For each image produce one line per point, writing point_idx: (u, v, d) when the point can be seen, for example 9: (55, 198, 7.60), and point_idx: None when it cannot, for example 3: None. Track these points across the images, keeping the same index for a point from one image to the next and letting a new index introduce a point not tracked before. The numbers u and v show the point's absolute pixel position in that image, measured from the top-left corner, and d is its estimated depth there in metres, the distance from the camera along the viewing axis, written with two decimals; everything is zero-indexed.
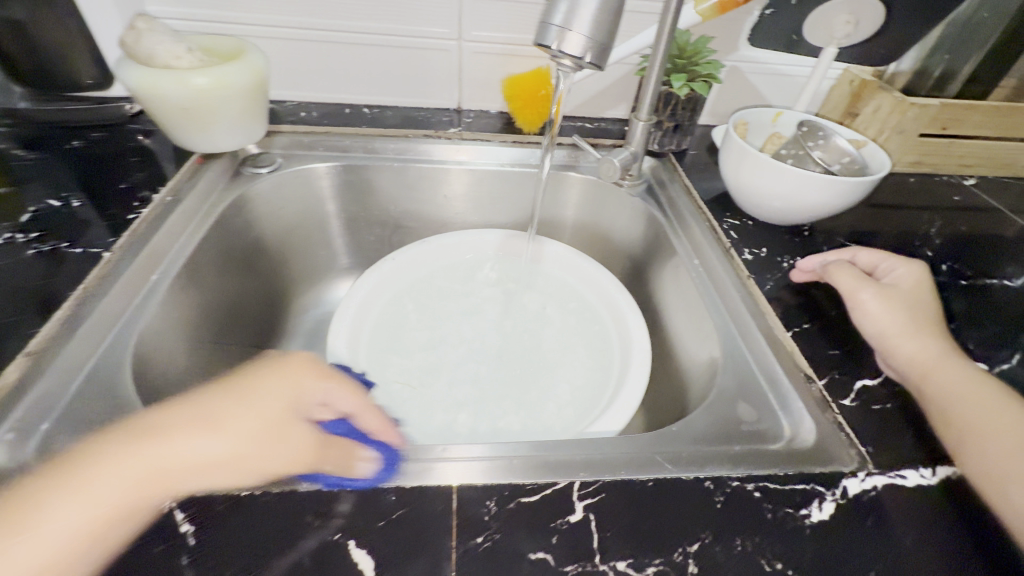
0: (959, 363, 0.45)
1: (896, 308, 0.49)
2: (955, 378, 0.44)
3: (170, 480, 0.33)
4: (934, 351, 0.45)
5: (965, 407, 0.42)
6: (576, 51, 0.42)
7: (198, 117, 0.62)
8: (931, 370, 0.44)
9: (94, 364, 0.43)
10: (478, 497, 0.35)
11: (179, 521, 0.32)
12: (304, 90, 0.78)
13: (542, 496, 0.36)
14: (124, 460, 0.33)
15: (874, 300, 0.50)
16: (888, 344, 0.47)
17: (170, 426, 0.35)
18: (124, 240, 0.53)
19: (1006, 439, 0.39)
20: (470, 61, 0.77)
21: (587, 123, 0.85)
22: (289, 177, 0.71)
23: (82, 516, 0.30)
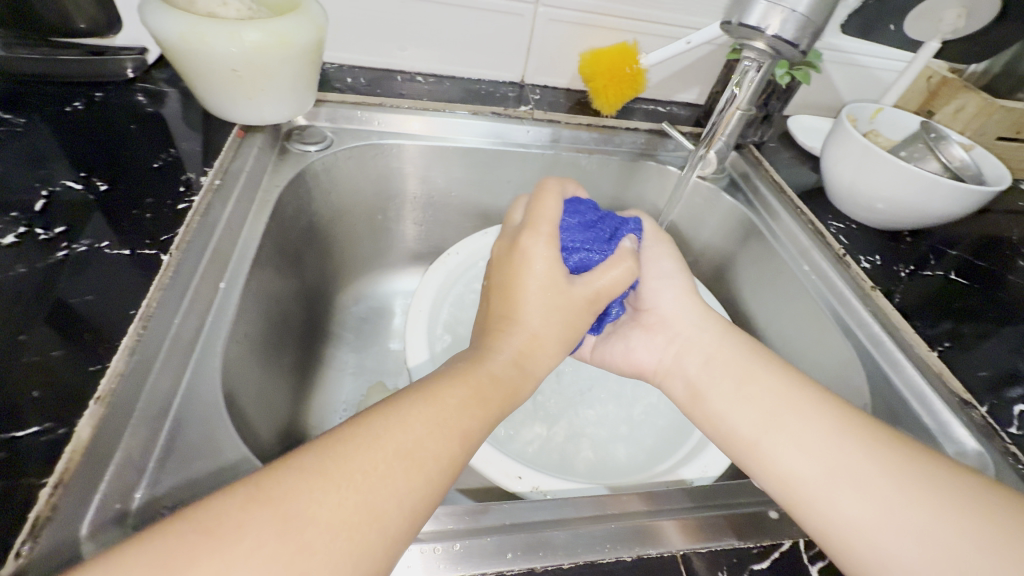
0: (871, 463, 0.33)
1: (742, 381, 0.40)
2: (852, 477, 0.33)
3: (380, 517, 0.26)
4: (768, 411, 0.38)
5: (817, 485, 0.34)
6: (789, 35, 0.36)
7: (248, 81, 0.50)
8: (846, 469, 0.33)
9: (182, 407, 0.34)
10: (711, 567, 0.33)
11: None
12: (353, 52, 0.67)
13: (779, 559, 0.34)
14: (379, 455, 0.27)
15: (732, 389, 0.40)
16: (728, 436, 0.39)
17: (381, 448, 0.28)
18: (181, 238, 0.42)
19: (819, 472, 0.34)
20: (546, 29, 0.68)
21: (658, 107, 0.76)
22: (345, 156, 0.61)
23: (412, 479, 0.28)
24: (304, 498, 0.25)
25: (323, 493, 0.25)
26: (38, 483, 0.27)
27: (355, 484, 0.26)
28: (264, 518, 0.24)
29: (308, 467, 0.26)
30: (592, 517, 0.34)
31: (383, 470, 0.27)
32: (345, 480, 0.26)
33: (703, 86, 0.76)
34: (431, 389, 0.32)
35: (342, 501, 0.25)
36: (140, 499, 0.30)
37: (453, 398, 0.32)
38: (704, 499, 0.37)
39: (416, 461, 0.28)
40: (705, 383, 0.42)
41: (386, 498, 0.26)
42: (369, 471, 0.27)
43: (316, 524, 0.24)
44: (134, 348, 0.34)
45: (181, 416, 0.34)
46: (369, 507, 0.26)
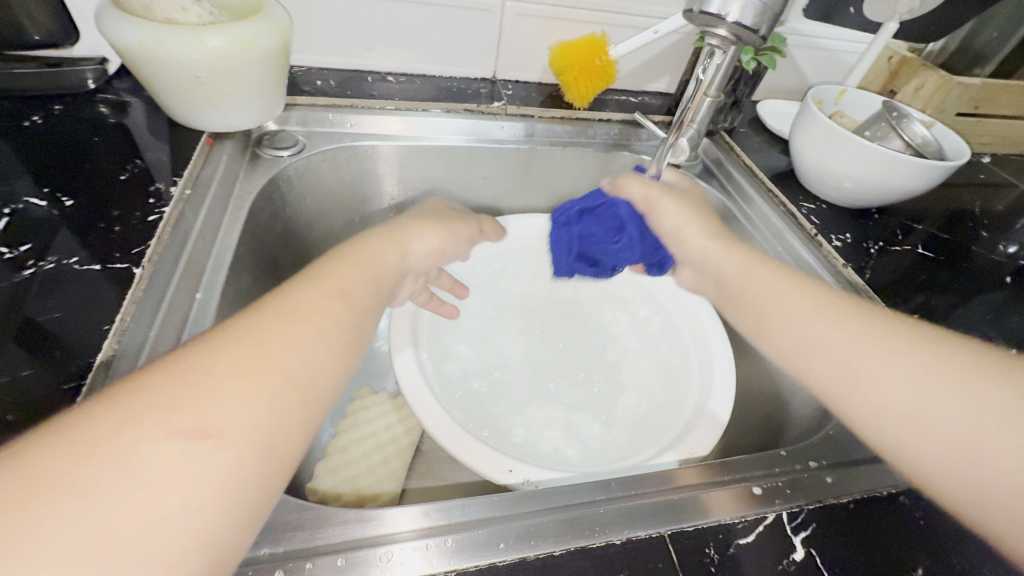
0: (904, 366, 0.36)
1: (803, 294, 0.42)
2: (885, 374, 0.36)
3: (290, 383, 0.29)
4: (815, 335, 0.40)
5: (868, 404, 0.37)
6: (749, 22, 0.37)
7: (215, 87, 0.49)
8: (884, 370, 0.36)
9: None
10: (697, 543, 0.34)
11: None
12: (321, 54, 0.66)
13: (756, 534, 0.35)
14: (268, 341, 0.30)
15: (775, 309, 0.43)
16: (796, 360, 0.41)
17: (263, 332, 0.30)
18: (153, 250, 0.41)
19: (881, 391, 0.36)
20: (514, 23, 0.68)
21: (630, 97, 0.77)
22: (319, 160, 0.61)
23: (318, 352, 0.32)
24: (208, 375, 0.27)
25: (221, 367, 0.27)
26: None
27: (252, 355, 0.29)
28: (167, 399, 0.25)
29: (209, 354, 0.28)
30: (579, 504, 0.35)
31: (277, 341, 0.30)
32: (243, 351, 0.29)
33: (673, 75, 0.77)
34: (320, 286, 0.36)
35: (254, 387, 0.28)
36: None
37: (324, 302, 0.34)
38: (685, 479, 0.38)
39: (312, 340, 0.32)
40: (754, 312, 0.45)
41: (295, 365, 0.30)
42: (267, 347, 0.30)
43: (231, 410, 0.26)
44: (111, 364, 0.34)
45: None
46: (273, 381, 0.29)
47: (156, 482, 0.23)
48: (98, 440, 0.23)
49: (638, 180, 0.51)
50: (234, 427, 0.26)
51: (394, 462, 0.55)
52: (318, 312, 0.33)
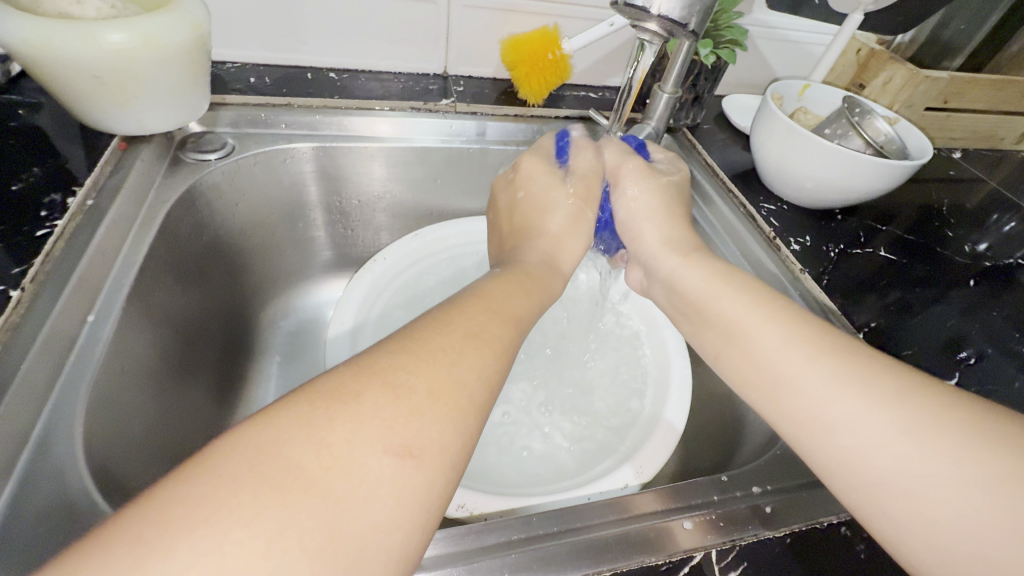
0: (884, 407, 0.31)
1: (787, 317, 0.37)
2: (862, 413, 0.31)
3: (457, 409, 0.25)
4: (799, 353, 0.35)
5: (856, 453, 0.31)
6: (678, 16, 0.34)
7: (119, 87, 0.46)
8: (853, 406, 0.32)
9: (28, 464, 0.30)
10: None
11: None
12: (256, 49, 0.62)
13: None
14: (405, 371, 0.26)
15: (749, 321, 0.39)
16: (762, 380, 0.37)
17: (372, 369, 0.25)
18: (37, 269, 0.38)
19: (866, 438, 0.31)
20: (462, 16, 0.64)
21: (589, 93, 0.73)
22: (249, 163, 0.57)
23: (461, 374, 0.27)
24: (311, 445, 0.21)
25: (374, 396, 0.24)
26: None
27: (448, 378, 0.26)
28: (281, 477, 0.20)
29: (373, 378, 0.25)
30: (495, 546, 0.32)
31: (463, 359, 0.27)
32: (435, 373, 0.26)
33: None
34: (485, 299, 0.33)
35: (370, 435, 0.23)
36: None
37: (493, 314, 0.32)
38: (618, 510, 0.35)
39: (432, 367, 0.26)
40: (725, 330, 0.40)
41: (463, 389, 0.26)
42: (363, 400, 0.23)
43: (361, 472, 0.22)
44: None
45: (27, 478, 0.30)
46: (434, 413, 0.25)
47: (351, 524, 0.20)
48: (147, 534, 0.18)
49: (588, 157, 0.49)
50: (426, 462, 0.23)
51: None
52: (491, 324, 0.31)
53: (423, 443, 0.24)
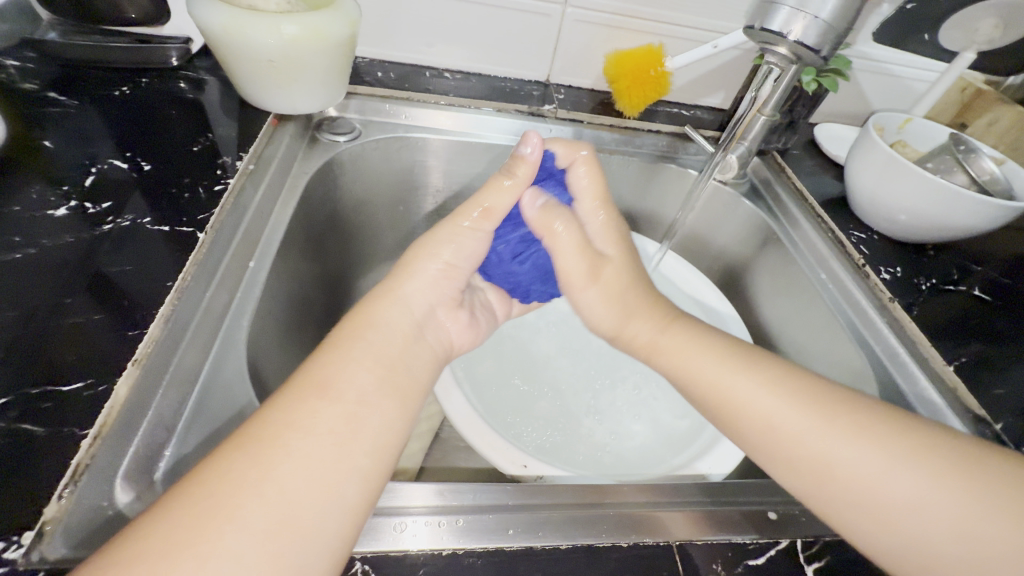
0: (918, 471, 0.34)
1: (759, 372, 0.41)
2: (909, 484, 0.34)
3: (280, 516, 0.27)
4: (782, 400, 0.39)
5: (857, 488, 0.35)
6: (812, 42, 0.36)
7: (284, 72, 0.53)
8: (885, 469, 0.34)
9: (209, 374, 0.36)
10: (703, 559, 0.34)
11: None
12: (385, 47, 0.69)
13: (766, 558, 0.34)
14: (218, 486, 0.27)
15: (742, 380, 0.41)
16: (754, 426, 0.39)
17: (186, 502, 0.26)
18: (216, 219, 0.45)
19: (863, 478, 0.35)
20: (572, 29, 0.68)
21: (681, 110, 0.76)
22: (371, 147, 0.63)
23: (298, 469, 0.28)
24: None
25: (181, 524, 0.26)
26: (79, 433, 0.30)
27: (273, 479, 0.28)
28: None
29: (197, 487, 0.27)
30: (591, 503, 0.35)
31: (286, 448, 0.29)
32: (259, 473, 0.28)
33: (728, 90, 0.75)
34: (338, 371, 0.34)
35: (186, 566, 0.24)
36: (169, 455, 0.32)
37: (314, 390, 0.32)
38: (700, 494, 0.38)
39: (279, 471, 0.28)
40: (730, 403, 0.40)
41: (293, 488, 0.28)
42: (181, 537, 0.25)
43: None
44: (170, 317, 0.37)
45: (210, 386, 0.36)
46: (247, 524, 0.26)
47: None
48: None
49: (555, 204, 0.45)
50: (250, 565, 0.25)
51: (412, 444, 0.57)
52: (337, 403, 0.32)
53: (235, 545, 0.25)
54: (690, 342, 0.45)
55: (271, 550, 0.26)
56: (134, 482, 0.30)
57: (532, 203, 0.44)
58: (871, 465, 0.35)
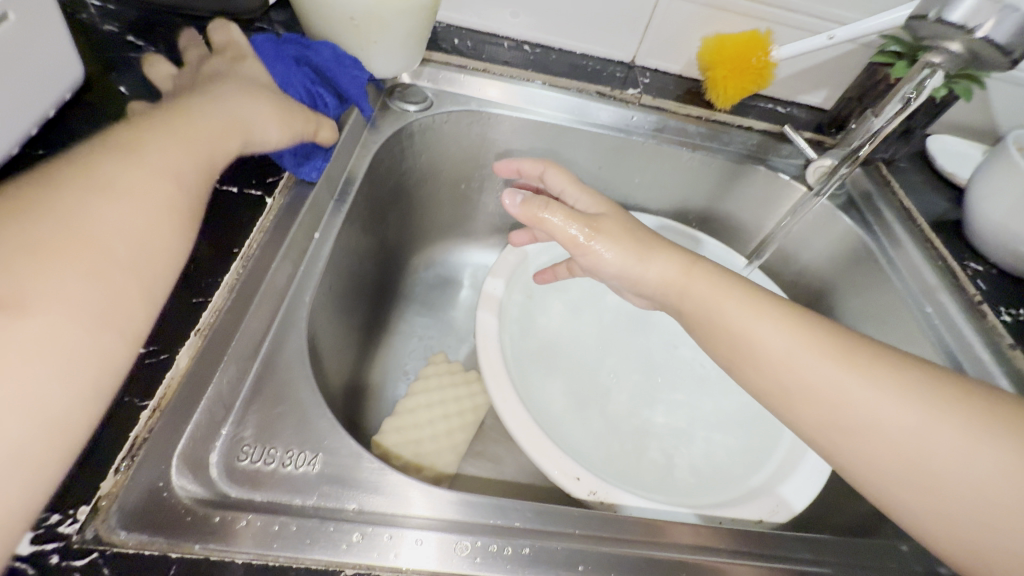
0: (892, 385, 0.32)
1: (780, 312, 0.36)
2: (888, 402, 0.31)
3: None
4: (799, 343, 0.34)
5: (886, 437, 0.31)
6: (1000, 40, 0.36)
7: (364, 32, 0.49)
8: (920, 420, 0.31)
9: (269, 352, 0.34)
10: None
11: None
12: (465, 13, 0.65)
13: None
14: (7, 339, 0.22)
15: (763, 322, 0.36)
16: (765, 367, 0.35)
17: None
18: (285, 183, 0.42)
19: (894, 430, 0.31)
20: (669, 8, 0.62)
21: (776, 106, 0.69)
22: (442, 120, 0.60)
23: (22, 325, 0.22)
24: None
25: None
26: (140, 405, 0.28)
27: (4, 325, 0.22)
28: None
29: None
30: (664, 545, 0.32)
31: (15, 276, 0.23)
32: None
33: (833, 89, 0.68)
34: (121, 186, 0.28)
35: None
36: (226, 435, 0.30)
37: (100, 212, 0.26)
38: (781, 546, 0.34)
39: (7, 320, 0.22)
40: (738, 341, 0.36)
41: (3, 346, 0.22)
42: None
43: None
44: (233, 289, 0.35)
45: (270, 365, 0.34)
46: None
47: None
48: None
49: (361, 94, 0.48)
50: (76, 422, 0.24)
51: (457, 435, 0.55)
52: (139, 210, 0.28)
53: (18, 413, 0.22)
54: (721, 282, 0.38)
55: (65, 394, 0.23)
56: (190, 464, 0.29)
57: (511, 201, 0.40)
58: (904, 420, 0.31)
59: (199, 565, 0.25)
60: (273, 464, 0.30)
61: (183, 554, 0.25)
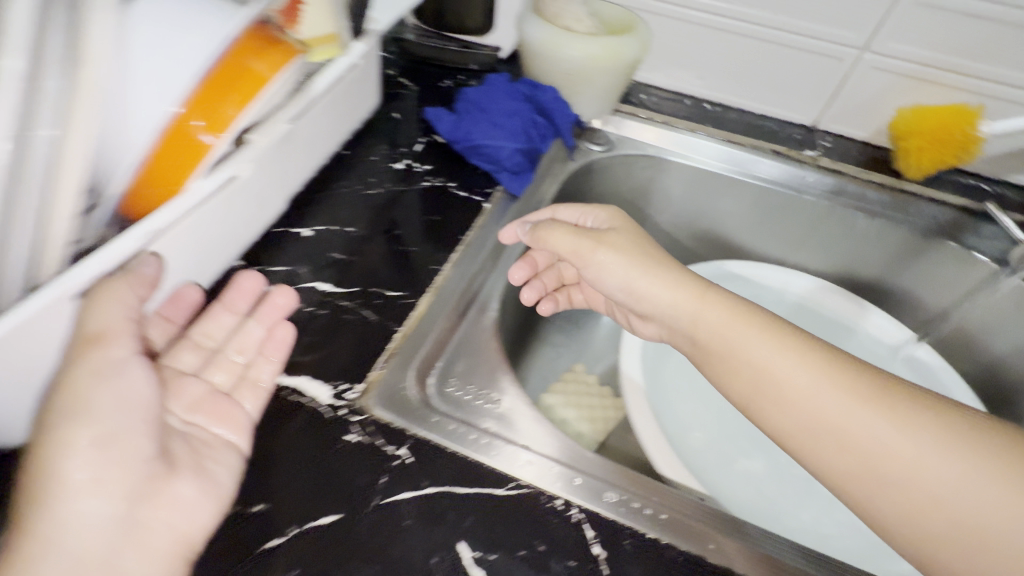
0: (857, 398, 0.34)
1: (769, 338, 0.37)
2: (867, 413, 0.33)
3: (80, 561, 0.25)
4: (791, 369, 0.36)
5: (879, 458, 0.32)
6: None
7: (575, 84, 0.60)
8: (909, 439, 0.32)
9: (471, 319, 0.43)
10: None
11: (588, 535, 0.30)
12: (655, 72, 0.73)
13: None
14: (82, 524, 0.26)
15: (756, 348, 0.37)
16: (765, 394, 0.36)
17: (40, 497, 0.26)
18: (499, 192, 0.53)
19: (877, 446, 0.32)
20: (864, 77, 0.64)
21: (977, 183, 0.65)
22: (621, 161, 0.67)
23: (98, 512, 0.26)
24: None
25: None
26: (393, 328, 0.40)
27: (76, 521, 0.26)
28: None
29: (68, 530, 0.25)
30: None
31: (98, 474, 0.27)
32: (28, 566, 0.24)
33: None
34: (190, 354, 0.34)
35: None
36: (440, 367, 0.39)
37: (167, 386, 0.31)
38: None
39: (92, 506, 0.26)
40: (733, 361, 0.38)
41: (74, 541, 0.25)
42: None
43: None
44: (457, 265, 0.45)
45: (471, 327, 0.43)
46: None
47: None
48: None
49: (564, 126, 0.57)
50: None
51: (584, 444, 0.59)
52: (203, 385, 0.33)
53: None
54: (729, 308, 0.39)
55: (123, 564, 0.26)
56: (419, 376, 0.37)
57: (521, 233, 0.45)
58: (891, 437, 0.32)
59: (422, 443, 0.33)
60: (472, 395, 0.37)
61: (412, 432, 0.33)
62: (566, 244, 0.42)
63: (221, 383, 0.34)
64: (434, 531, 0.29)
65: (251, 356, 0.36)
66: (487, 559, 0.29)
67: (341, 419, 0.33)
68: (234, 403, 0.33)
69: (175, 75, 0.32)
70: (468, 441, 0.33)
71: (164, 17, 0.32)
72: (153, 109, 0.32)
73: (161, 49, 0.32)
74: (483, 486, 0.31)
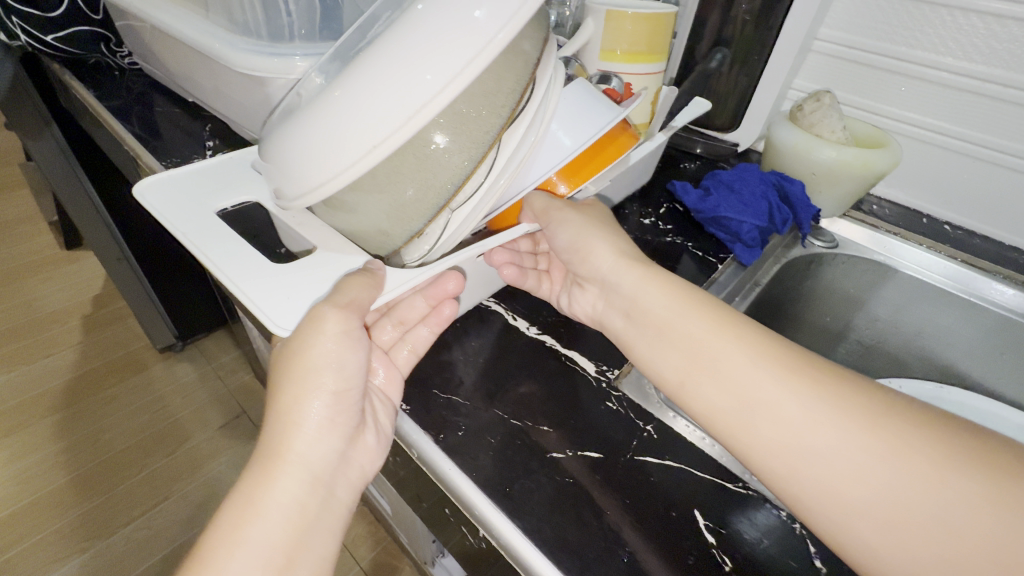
0: (830, 413, 0.32)
1: (706, 319, 0.39)
2: (841, 440, 0.31)
3: (303, 463, 0.37)
4: (748, 381, 0.35)
5: (836, 475, 0.31)
6: None
7: (816, 182, 0.67)
8: (863, 453, 0.31)
9: None
10: None
11: (810, 553, 0.35)
12: (894, 187, 0.77)
13: None
14: (310, 440, 0.38)
15: (723, 348, 0.37)
16: (733, 411, 0.36)
17: (289, 412, 0.38)
18: (731, 259, 0.62)
19: (837, 464, 0.31)
20: None
21: None
22: (842, 259, 0.70)
23: (316, 433, 0.38)
24: (271, 489, 0.36)
25: (284, 471, 0.36)
26: None
27: (300, 439, 0.38)
28: (254, 512, 0.35)
29: (294, 441, 0.37)
30: None
31: (320, 405, 0.38)
32: (289, 475, 0.37)
33: None
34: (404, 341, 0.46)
35: (288, 487, 0.36)
36: None
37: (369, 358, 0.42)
38: None
39: (312, 427, 0.38)
40: (708, 369, 0.37)
41: (302, 449, 0.37)
42: (287, 464, 0.37)
43: (283, 500, 0.36)
44: None
45: None
46: (305, 474, 0.37)
47: (283, 537, 0.35)
48: (227, 526, 0.34)
49: (804, 215, 0.64)
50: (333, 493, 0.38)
51: None
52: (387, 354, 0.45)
53: (307, 490, 0.37)
54: (643, 275, 0.43)
55: (321, 464, 0.38)
56: None
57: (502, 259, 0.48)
58: (850, 458, 0.31)
59: (668, 430, 0.41)
60: None
61: (659, 419, 0.42)
62: (567, 232, 0.45)
63: (382, 341, 0.47)
64: (676, 494, 0.37)
65: (410, 325, 0.47)
66: (719, 532, 0.35)
67: (604, 388, 0.44)
68: (394, 368, 0.44)
69: (569, 145, 0.42)
70: (702, 440, 0.40)
71: (579, 104, 0.43)
72: (546, 166, 0.43)
73: (569, 124, 0.42)
74: (719, 478, 0.38)
